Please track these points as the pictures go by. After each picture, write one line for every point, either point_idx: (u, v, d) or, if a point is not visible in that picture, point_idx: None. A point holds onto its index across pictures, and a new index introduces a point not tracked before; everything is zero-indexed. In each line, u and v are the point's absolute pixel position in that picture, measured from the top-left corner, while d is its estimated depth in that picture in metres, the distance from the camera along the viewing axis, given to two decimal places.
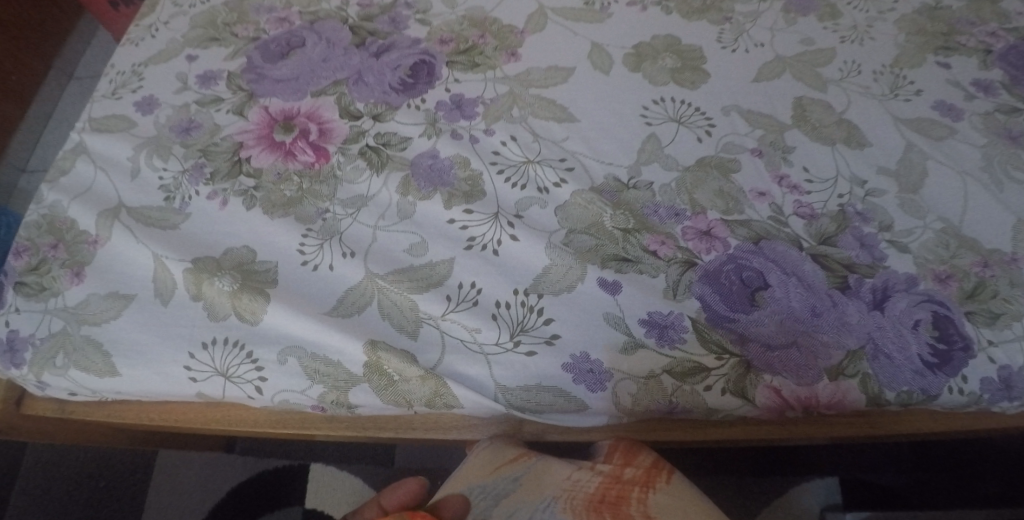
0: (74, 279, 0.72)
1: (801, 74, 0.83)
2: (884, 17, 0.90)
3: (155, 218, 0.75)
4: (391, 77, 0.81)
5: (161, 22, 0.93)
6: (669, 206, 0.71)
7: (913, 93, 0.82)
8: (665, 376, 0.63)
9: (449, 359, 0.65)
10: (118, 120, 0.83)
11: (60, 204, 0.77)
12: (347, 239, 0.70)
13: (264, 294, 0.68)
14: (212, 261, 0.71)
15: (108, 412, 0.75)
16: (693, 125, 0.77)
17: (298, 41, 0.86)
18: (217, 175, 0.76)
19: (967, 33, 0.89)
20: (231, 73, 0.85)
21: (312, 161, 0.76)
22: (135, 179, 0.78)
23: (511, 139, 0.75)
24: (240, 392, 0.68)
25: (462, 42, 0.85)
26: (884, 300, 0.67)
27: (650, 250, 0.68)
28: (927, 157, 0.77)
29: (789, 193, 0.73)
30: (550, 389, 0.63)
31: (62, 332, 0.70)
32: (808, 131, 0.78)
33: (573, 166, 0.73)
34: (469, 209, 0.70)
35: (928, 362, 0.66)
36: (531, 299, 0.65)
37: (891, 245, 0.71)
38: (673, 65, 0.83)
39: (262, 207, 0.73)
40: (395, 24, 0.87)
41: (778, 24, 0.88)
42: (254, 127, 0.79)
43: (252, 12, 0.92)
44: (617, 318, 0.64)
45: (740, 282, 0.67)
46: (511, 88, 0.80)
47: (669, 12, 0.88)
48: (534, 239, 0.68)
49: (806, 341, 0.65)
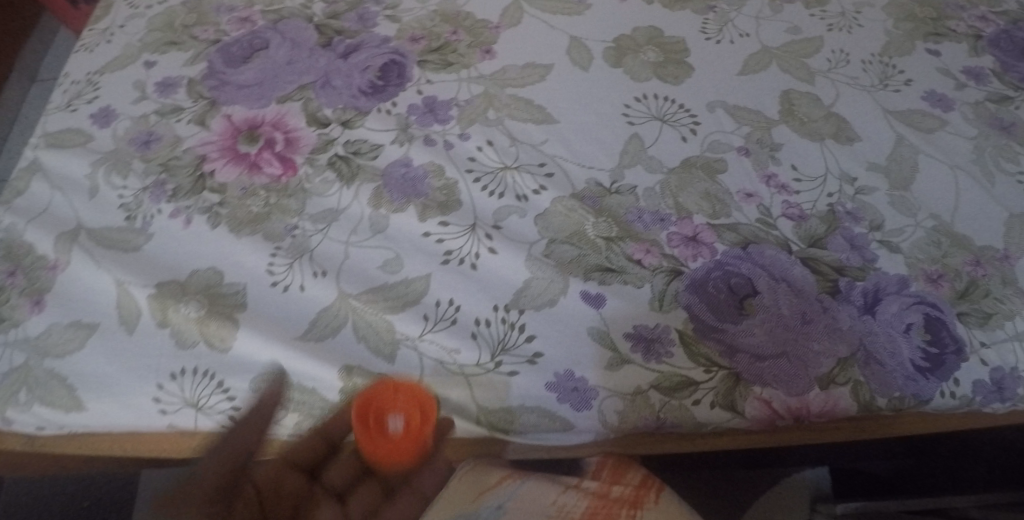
0: (34, 307, 0.69)
1: (788, 66, 0.80)
2: (871, 3, 0.87)
3: (115, 240, 0.71)
4: (360, 80, 0.78)
5: (117, 26, 0.89)
6: (654, 211, 0.68)
7: (903, 83, 0.80)
8: (653, 392, 0.61)
9: (428, 382, 0.62)
10: (73, 134, 0.79)
11: (15, 227, 0.73)
12: (318, 257, 0.67)
13: (232, 319, 0.66)
14: (178, 285, 0.69)
15: (79, 444, 0.72)
16: (678, 123, 0.74)
17: (262, 43, 0.82)
18: (180, 191, 0.73)
19: (956, 19, 0.86)
20: (192, 80, 0.81)
21: (279, 174, 0.73)
22: (93, 198, 0.74)
23: (487, 144, 0.72)
24: (213, 424, 0.65)
25: (434, 39, 0.81)
26: (876, 303, 0.65)
27: (634, 259, 0.65)
28: (918, 151, 0.74)
29: (777, 193, 0.71)
30: (533, 409, 0.61)
31: (23, 366, 0.67)
32: (796, 126, 0.75)
33: (552, 171, 0.70)
34: (445, 221, 0.67)
35: (921, 366, 0.64)
36: (512, 315, 0.63)
37: (882, 245, 0.69)
38: (655, 59, 0.80)
39: (228, 226, 0.71)
40: (363, 22, 0.83)
41: (763, 12, 0.85)
42: (218, 138, 0.76)
43: (212, 12, 0.88)
44: (602, 333, 0.62)
45: (728, 290, 0.64)
46: (486, 88, 0.76)
47: (650, 3, 0.85)
48: (513, 252, 0.65)
49: (796, 350, 0.63)
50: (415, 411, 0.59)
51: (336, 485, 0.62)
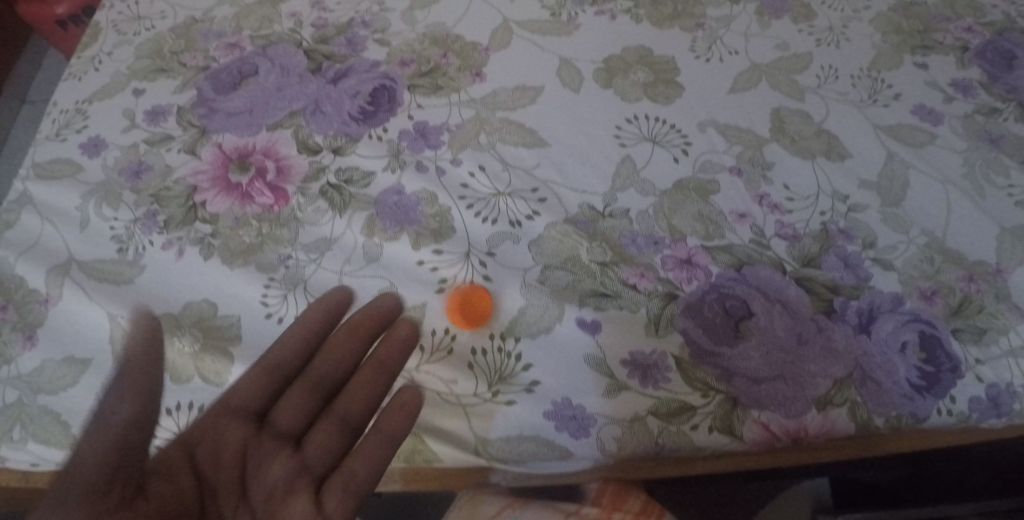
0: (26, 343, 0.69)
1: (777, 83, 0.80)
2: (858, 17, 0.87)
3: (108, 272, 0.71)
4: (351, 106, 0.77)
5: (105, 53, 0.88)
6: (647, 234, 0.68)
7: (891, 98, 0.80)
8: (650, 418, 0.61)
9: (425, 413, 0.62)
10: (62, 165, 0.79)
11: (5, 261, 0.73)
12: (313, 288, 0.67)
13: (227, 353, 0.66)
14: (171, 318, 0.68)
15: None
16: (669, 144, 0.74)
17: (251, 70, 0.82)
18: (172, 222, 0.73)
19: (943, 31, 0.87)
20: (181, 108, 0.81)
21: (271, 203, 0.72)
22: (84, 230, 0.74)
23: (479, 169, 0.72)
24: None
25: (424, 63, 0.81)
26: (870, 323, 0.65)
27: (628, 284, 0.65)
28: (909, 167, 0.75)
29: (770, 213, 0.71)
30: (532, 439, 0.61)
31: (17, 403, 0.67)
32: (787, 144, 0.76)
33: (545, 196, 0.70)
34: (438, 249, 0.67)
35: (917, 385, 0.64)
36: (509, 343, 0.63)
37: (875, 263, 0.69)
38: (646, 78, 0.80)
39: (221, 257, 0.70)
40: (352, 46, 0.83)
41: (751, 29, 0.85)
42: (209, 168, 0.76)
43: (200, 38, 0.87)
44: (598, 360, 0.62)
45: (723, 312, 0.64)
46: (477, 112, 0.76)
47: (639, 21, 0.85)
48: (508, 279, 0.65)
49: (793, 372, 0.63)
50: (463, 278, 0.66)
51: (291, 428, 0.55)
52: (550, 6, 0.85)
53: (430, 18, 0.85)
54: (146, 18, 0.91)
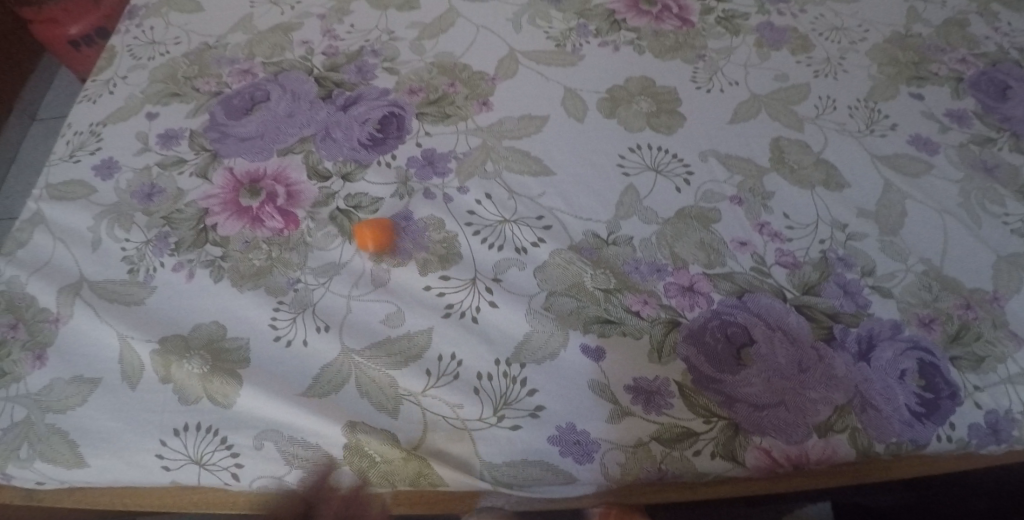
0: (36, 362, 0.69)
1: (776, 113, 0.82)
2: (855, 48, 0.90)
3: (118, 293, 0.72)
4: (360, 132, 0.79)
5: (120, 77, 0.90)
6: (650, 262, 0.70)
7: (888, 128, 0.82)
8: (654, 443, 0.62)
9: (431, 437, 0.63)
10: (75, 186, 0.80)
11: (17, 279, 0.74)
12: (321, 312, 0.68)
13: (236, 375, 0.67)
14: (180, 340, 0.69)
15: (80, 498, 0.72)
16: (671, 173, 0.76)
17: (262, 96, 0.84)
18: (182, 244, 0.74)
19: (937, 62, 0.89)
20: (194, 132, 0.83)
21: (280, 227, 0.74)
22: (96, 251, 0.75)
23: (486, 197, 0.73)
24: (216, 480, 0.66)
25: (432, 91, 0.83)
26: (870, 350, 0.66)
27: (632, 310, 0.67)
28: (906, 197, 0.76)
29: (771, 241, 0.72)
30: (537, 463, 0.62)
31: (25, 421, 0.67)
32: (786, 173, 0.77)
33: (550, 223, 0.72)
34: (445, 274, 0.69)
35: (917, 411, 0.64)
36: (514, 369, 0.64)
37: (874, 290, 0.70)
38: (648, 109, 0.82)
39: (231, 280, 0.72)
40: (362, 74, 0.85)
41: (751, 60, 0.87)
42: (220, 191, 0.77)
43: (214, 64, 0.89)
44: (602, 385, 0.63)
45: (725, 339, 0.66)
46: (484, 140, 0.78)
47: (642, 52, 0.87)
48: (514, 305, 0.67)
49: (794, 398, 0.64)
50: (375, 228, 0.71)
51: None
52: (555, 37, 0.88)
53: (438, 47, 0.87)
54: (160, 43, 0.93)
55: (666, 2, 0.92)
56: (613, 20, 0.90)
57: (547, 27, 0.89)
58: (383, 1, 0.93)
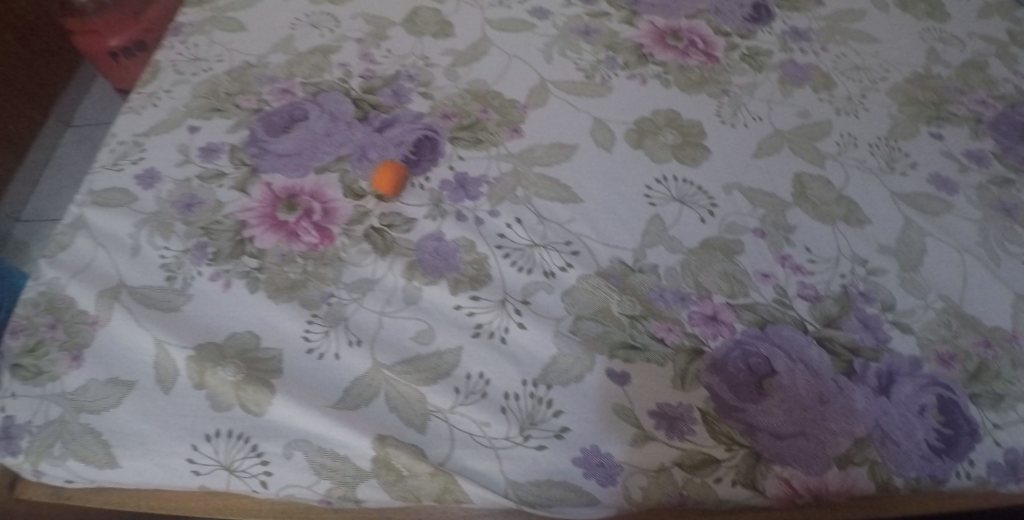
0: (73, 363, 0.72)
1: (799, 148, 0.84)
2: (876, 87, 0.92)
3: (155, 299, 0.74)
4: (395, 154, 0.82)
5: (163, 90, 0.93)
6: (675, 290, 0.72)
7: (908, 166, 0.84)
8: (676, 469, 0.63)
9: (458, 454, 0.65)
10: (117, 194, 0.82)
11: (58, 281, 0.76)
12: (353, 326, 0.71)
13: (269, 384, 0.69)
14: (215, 347, 0.71)
15: (105, 499, 0.74)
16: (696, 204, 0.78)
17: (302, 114, 0.87)
18: (220, 254, 0.77)
19: (957, 102, 0.91)
20: (234, 147, 0.86)
21: (315, 242, 0.76)
22: (135, 257, 0.77)
23: (516, 221, 0.76)
24: (244, 487, 0.68)
25: (465, 117, 0.85)
26: (890, 385, 0.68)
27: (657, 337, 0.69)
28: (926, 234, 0.78)
29: (793, 274, 0.74)
30: (561, 484, 0.63)
31: (59, 419, 0.70)
32: (809, 208, 0.79)
33: (578, 249, 0.74)
34: (476, 295, 0.71)
35: (936, 447, 0.65)
36: (540, 390, 0.66)
37: (894, 325, 0.71)
38: (675, 141, 0.84)
39: (266, 291, 0.74)
40: (398, 98, 0.88)
41: (775, 96, 0.89)
42: (257, 205, 0.80)
43: (254, 82, 0.92)
44: (626, 409, 0.65)
45: (747, 369, 0.67)
46: (515, 166, 0.81)
47: (668, 85, 0.90)
48: (542, 327, 0.69)
49: (814, 430, 0.65)
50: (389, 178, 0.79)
51: None
52: (584, 68, 0.91)
53: (472, 74, 0.90)
54: (203, 59, 0.96)
55: (692, 37, 0.95)
56: (640, 54, 0.93)
57: (577, 58, 0.92)
58: (419, 28, 0.96)
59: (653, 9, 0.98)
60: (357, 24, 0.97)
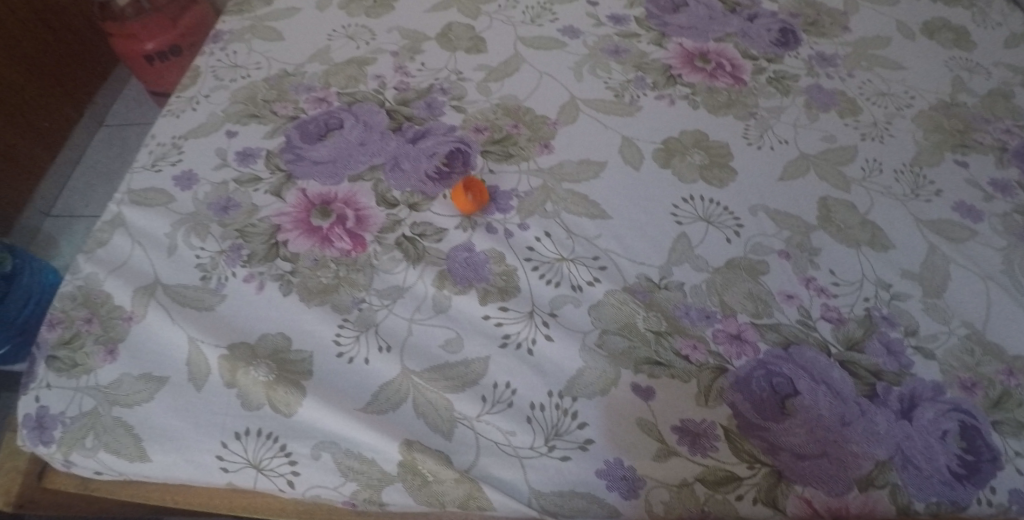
0: (107, 356, 0.73)
1: (824, 173, 0.85)
2: (902, 113, 0.92)
3: (190, 298, 0.76)
4: (428, 165, 0.84)
5: (202, 95, 0.95)
6: (700, 308, 0.74)
7: (933, 193, 0.84)
8: (698, 485, 0.65)
9: (484, 462, 0.67)
10: (155, 193, 0.84)
11: (95, 276, 0.78)
12: (383, 332, 0.73)
13: (299, 386, 0.71)
14: (248, 348, 0.73)
15: (130, 491, 0.76)
16: (722, 224, 0.80)
17: (337, 123, 0.89)
18: (254, 257, 0.78)
19: (982, 131, 0.91)
20: (270, 152, 0.87)
21: (348, 249, 0.78)
22: (171, 256, 0.79)
23: (545, 235, 0.78)
24: (271, 485, 0.69)
25: (496, 131, 0.87)
26: (912, 409, 0.68)
27: (681, 354, 0.71)
28: (951, 261, 0.78)
29: (817, 296, 0.75)
30: (583, 494, 0.65)
31: (92, 411, 0.71)
32: (833, 231, 0.80)
33: (605, 264, 0.76)
34: (504, 306, 0.73)
35: (957, 473, 0.66)
36: (565, 401, 0.69)
37: (916, 350, 0.72)
38: (702, 161, 0.85)
39: (299, 294, 0.76)
40: (431, 111, 0.90)
41: (801, 120, 0.90)
42: (292, 210, 0.82)
43: (291, 90, 0.94)
44: (650, 424, 0.67)
45: (770, 389, 0.69)
46: (545, 182, 0.83)
47: (696, 107, 0.91)
48: (568, 339, 0.72)
49: (836, 451, 0.66)
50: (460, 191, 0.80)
51: None
52: (614, 88, 0.92)
53: (504, 90, 0.92)
54: (242, 67, 0.98)
55: (720, 60, 0.96)
56: (669, 75, 0.94)
57: (606, 77, 0.93)
58: (452, 44, 0.98)
59: (682, 31, 0.99)
60: (392, 37, 1.00)
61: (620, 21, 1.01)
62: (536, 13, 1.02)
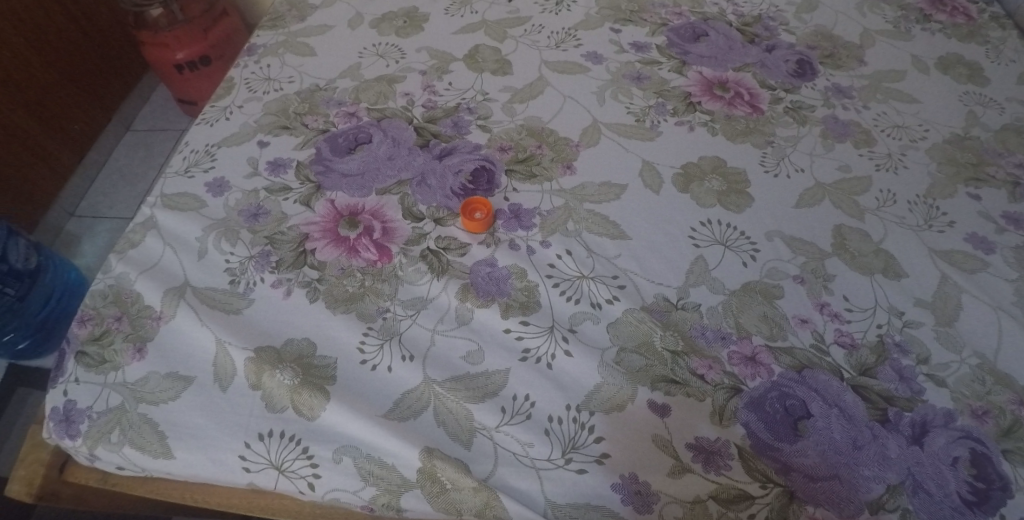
0: (135, 355, 0.76)
1: (839, 202, 0.87)
2: (916, 145, 0.93)
3: (219, 301, 0.78)
4: (453, 182, 0.87)
5: (235, 106, 0.98)
6: (716, 329, 0.76)
7: (946, 225, 0.85)
8: (711, 502, 0.67)
9: (501, 471, 0.69)
10: (187, 199, 0.87)
11: (127, 276, 0.81)
12: (406, 342, 0.75)
13: (323, 391, 0.73)
14: (273, 352, 0.75)
15: (149, 488, 0.77)
16: (738, 249, 0.82)
17: (366, 137, 0.92)
18: (283, 263, 0.81)
19: (994, 165, 0.91)
20: (300, 163, 0.90)
21: (374, 259, 0.81)
22: (201, 259, 0.81)
23: (566, 252, 0.81)
24: (292, 487, 0.71)
25: (520, 151, 0.90)
26: (923, 434, 0.70)
27: (697, 373, 0.73)
28: (963, 291, 0.79)
29: (830, 321, 0.77)
30: (598, 508, 0.67)
31: (119, 407, 0.73)
32: (847, 259, 0.81)
33: (624, 283, 0.79)
34: (525, 320, 0.76)
35: (967, 500, 0.67)
36: (583, 415, 0.71)
37: (928, 378, 0.73)
38: (719, 187, 0.87)
39: (326, 302, 0.78)
40: (458, 129, 0.93)
41: (816, 149, 0.92)
42: (321, 219, 0.84)
43: (322, 104, 0.97)
44: (665, 441, 0.70)
45: (784, 410, 0.71)
46: (566, 201, 0.85)
47: (715, 133, 0.94)
48: (587, 355, 0.74)
49: (846, 473, 0.68)
50: (477, 209, 0.84)
51: None
52: (635, 113, 0.95)
53: (528, 111, 0.95)
54: (275, 80, 1.01)
55: (738, 89, 0.99)
56: (688, 101, 0.97)
57: (628, 102, 0.96)
58: (479, 65, 1.01)
59: (702, 60, 1.02)
60: (421, 57, 1.03)
61: (642, 48, 1.04)
62: (560, 38, 1.05)
